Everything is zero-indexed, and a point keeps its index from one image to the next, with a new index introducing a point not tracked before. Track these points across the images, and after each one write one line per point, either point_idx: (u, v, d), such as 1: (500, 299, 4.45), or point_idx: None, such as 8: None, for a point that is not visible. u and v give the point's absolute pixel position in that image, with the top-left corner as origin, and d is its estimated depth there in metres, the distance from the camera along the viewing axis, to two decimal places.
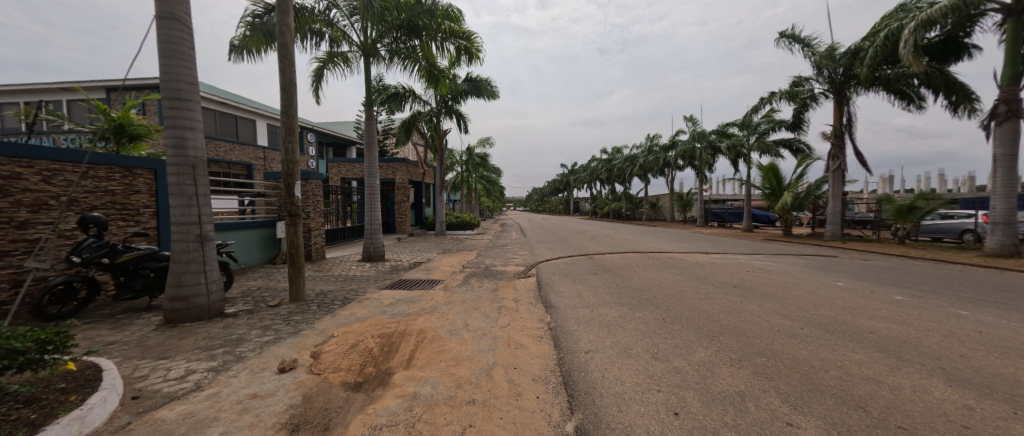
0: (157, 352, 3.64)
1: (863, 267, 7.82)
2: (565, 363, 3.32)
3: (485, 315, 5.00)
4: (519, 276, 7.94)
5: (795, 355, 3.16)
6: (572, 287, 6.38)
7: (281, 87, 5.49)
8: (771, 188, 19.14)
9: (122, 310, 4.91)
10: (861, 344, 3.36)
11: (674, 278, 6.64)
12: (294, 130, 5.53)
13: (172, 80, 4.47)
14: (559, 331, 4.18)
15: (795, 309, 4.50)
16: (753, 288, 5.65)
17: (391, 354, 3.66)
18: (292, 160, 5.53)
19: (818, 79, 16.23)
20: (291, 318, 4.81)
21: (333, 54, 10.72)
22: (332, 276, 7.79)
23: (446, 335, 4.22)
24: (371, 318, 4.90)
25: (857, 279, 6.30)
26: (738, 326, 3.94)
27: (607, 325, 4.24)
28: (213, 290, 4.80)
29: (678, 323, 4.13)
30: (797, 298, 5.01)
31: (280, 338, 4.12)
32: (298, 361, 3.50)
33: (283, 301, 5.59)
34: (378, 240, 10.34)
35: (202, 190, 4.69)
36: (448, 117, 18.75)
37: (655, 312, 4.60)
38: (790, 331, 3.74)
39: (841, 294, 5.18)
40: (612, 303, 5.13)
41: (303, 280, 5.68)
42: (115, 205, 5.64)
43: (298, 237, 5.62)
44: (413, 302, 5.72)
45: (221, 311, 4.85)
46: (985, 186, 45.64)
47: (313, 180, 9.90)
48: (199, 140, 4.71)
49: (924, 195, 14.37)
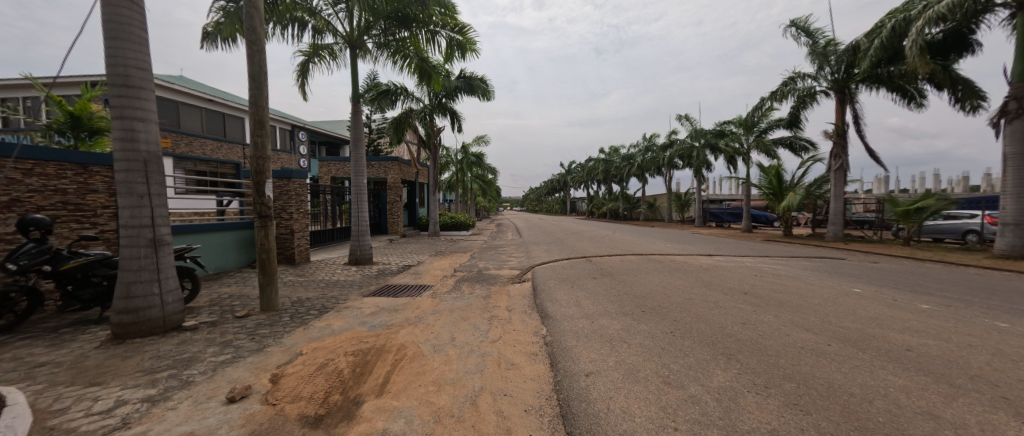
0: (89, 377, 3.12)
1: (874, 271, 7.44)
2: (563, 389, 2.87)
3: (475, 327, 4.53)
4: (513, 281, 7.46)
5: (829, 379, 2.74)
6: (569, 294, 5.94)
7: (249, 76, 4.98)
8: (772, 189, 18.74)
9: (68, 323, 4.40)
10: (902, 366, 2.94)
11: (678, 284, 6.21)
12: (264, 124, 5.03)
13: (119, 65, 3.97)
14: (556, 347, 3.72)
15: (816, 320, 4.08)
16: (765, 296, 5.23)
17: (363, 377, 3.17)
18: (262, 156, 5.02)
19: (820, 77, 15.83)
20: (258, 331, 4.31)
21: (319, 47, 10.21)
22: (313, 282, 7.28)
23: (430, 352, 3.76)
24: (348, 330, 4.42)
25: (874, 284, 5.90)
26: (756, 343, 3.51)
27: (610, 340, 3.79)
28: (169, 301, 4.30)
29: (689, 338, 3.69)
30: (815, 307, 4.60)
31: (239, 356, 3.62)
32: (254, 387, 3.01)
33: (253, 311, 5.08)
34: (365, 242, 9.86)
35: (156, 189, 4.18)
36: (442, 115, 18.35)
37: (662, 324, 4.16)
38: (816, 348, 3.33)
39: (863, 302, 4.76)
40: (614, 313, 4.69)
41: (275, 288, 5.18)
42: (67, 205, 5.10)
43: (270, 240, 5.12)
44: (397, 312, 5.25)
45: (178, 325, 4.35)
46: (980, 186, 45.56)
47: (296, 179, 9.28)
48: (152, 132, 4.21)
49: (929, 195, 14.03)
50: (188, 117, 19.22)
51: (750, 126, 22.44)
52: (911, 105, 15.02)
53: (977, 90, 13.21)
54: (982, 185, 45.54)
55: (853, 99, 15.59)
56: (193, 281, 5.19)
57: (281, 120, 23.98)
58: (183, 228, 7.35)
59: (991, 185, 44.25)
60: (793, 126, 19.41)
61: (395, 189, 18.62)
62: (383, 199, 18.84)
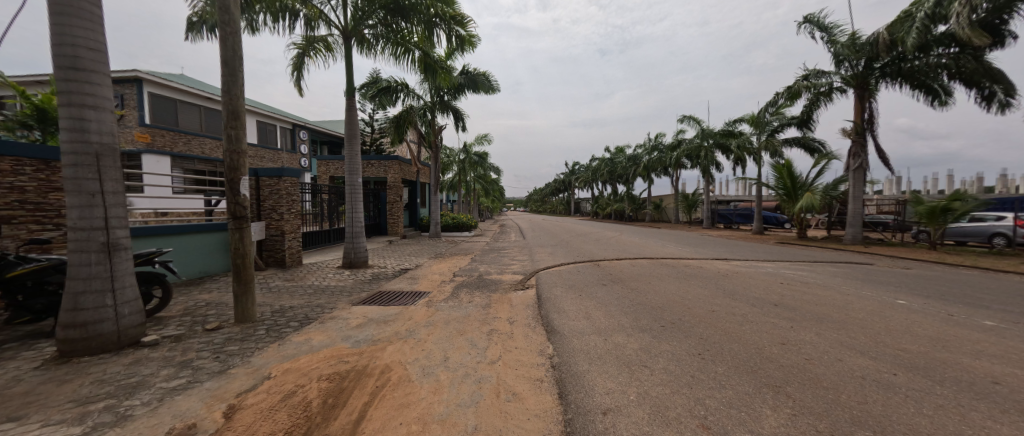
0: (9, 409, 2.63)
1: (910, 278, 6.79)
2: (575, 432, 2.30)
3: (471, 344, 4.00)
4: (516, 287, 6.89)
5: (914, 428, 2.16)
6: (577, 304, 5.38)
7: (221, 61, 4.48)
8: (786, 190, 17.99)
9: (16, 338, 3.91)
10: (1000, 408, 2.36)
11: (698, 293, 5.63)
12: (239, 114, 4.54)
13: (65, 45, 3.47)
14: (566, 372, 3.16)
15: (869, 341, 3.49)
16: (800, 308, 4.63)
17: (335, 411, 2.65)
18: (237, 150, 4.54)
19: (837, 73, 15.13)
20: (225, 348, 3.79)
21: (313, 39, 9.77)
22: (301, 287, 6.77)
23: (418, 376, 3.23)
24: (328, 347, 3.90)
25: (918, 295, 5.27)
26: (806, 370, 2.93)
27: (628, 364, 3.21)
28: (125, 314, 3.80)
29: (723, 363, 3.11)
30: (863, 325, 3.99)
31: (195, 381, 3.11)
32: (199, 425, 2.47)
33: (226, 323, 4.58)
34: (360, 244, 9.34)
35: (111, 186, 3.70)
36: (443, 113, 17.83)
37: (687, 344, 3.58)
38: (879, 379, 2.76)
39: (915, 319, 4.16)
40: (630, 328, 4.13)
41: (251, 297, 4.68)
42: (26, 205, 4.66)
43: (246, 244, 4.59)
44: (386, 324, 4.74)
45: (136, 340, 3.85)
46: (996, 187, 44.28)
47: (288, 177, 8.74)
48: (106, 122, 3.72)
49: (957, 195, 13.24)
50: (187, 115, 18.93)
51: (761, 124, 21.64)
52: (936, 103, 14.25)
53: (1006, 84, 12.53)
54: (998, 186, 44.28)
55: (873, 95, 14.87)
56: (164, 289, 4.73)
57: (283, 119, 23.70)
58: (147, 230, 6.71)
59: (1007, 186, 43.26)
60: (805, 125, 18.63)
61: (394, 188, 18.11)
62: (382, 199, 18.37)
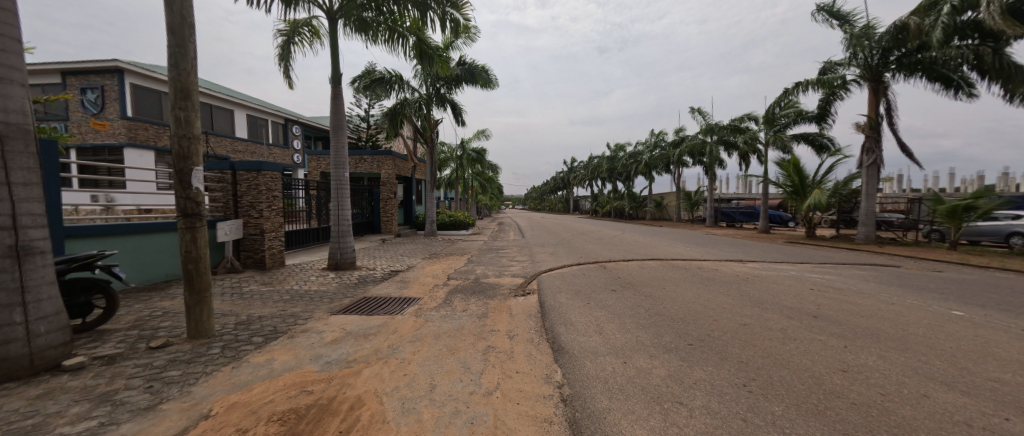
0: None
1: (950, 283, 6.16)
2: None
3: (464, 367, 3.33)
4: (516, 292, 6.24)
5: None
6: (585, 314, 4.75)
7: (167, 29, 3.78)
8: (793, 186, 17.34)
9: None
10: None
11: (722, 301, 4.99)
12: (188, 92, 3.85)
13: None
14: (581, 410, 2.52)
15: (950, 368, 2.85)
16: (846, 322, 4.00)
17: None
18: (189, 135, 3.88)
19: (851, 64, 14.50)
20: (163, 374, 3.12)
21: (297, 24, 9.05)
22: (276, 293, 6.09)
23: (395, 415, 2.56)
24: (293, 371, 3.24)
25: (972, 305, 4.64)
26: (892, 413, 2.29)
27: (658, 399, 2.57)
28: (40, 332, 3.10)
29: (778, 400, 2.47)
30: (931, 344, 3.36)
31: (110, 423, 2.43)
32: None
33: (176, 339, 3.91)
34: (346, 244, 8.68)
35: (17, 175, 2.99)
36: (440, 107, 17.12)
37: (726, 371, 2.94)
38: (992, 428, 2.11)
39: (987, 336, 3.53)
40: (651, 347, 3.50)
41: (208, 308, 4.03)
42: None
43: (199, 247, 3.91)
44: (367, 339, 4.07)
45: (54, 363, 3.15)
46: (998, 185, 43.94)
47: (267, 171, 8.02)
48: (12, 97, 3.03)
49: (979, 192, 12.60)
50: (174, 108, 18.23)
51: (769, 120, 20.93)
52: (958, 96, 13.59)
53: None
54: (999, 184, 43.96)
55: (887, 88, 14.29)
56: (108, 298, 4.11)
57: (274, 113, 22.88)
58: (85, 227, 5.81)
59: (1009, 184, 42.84)
60: (823, 120, 17.88)
61: (389, 185, 17.44)
62: (376, 196, 17.69)
